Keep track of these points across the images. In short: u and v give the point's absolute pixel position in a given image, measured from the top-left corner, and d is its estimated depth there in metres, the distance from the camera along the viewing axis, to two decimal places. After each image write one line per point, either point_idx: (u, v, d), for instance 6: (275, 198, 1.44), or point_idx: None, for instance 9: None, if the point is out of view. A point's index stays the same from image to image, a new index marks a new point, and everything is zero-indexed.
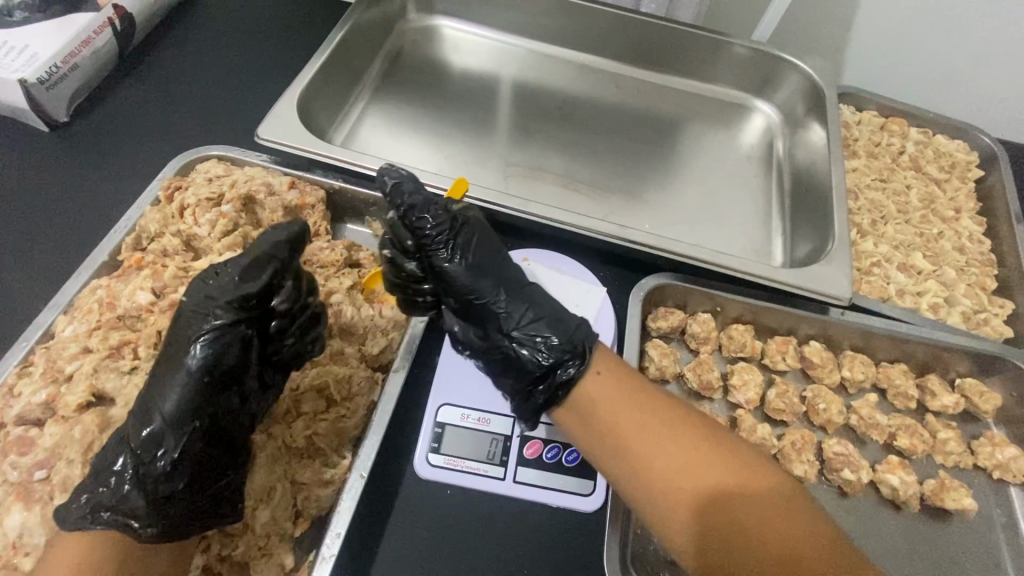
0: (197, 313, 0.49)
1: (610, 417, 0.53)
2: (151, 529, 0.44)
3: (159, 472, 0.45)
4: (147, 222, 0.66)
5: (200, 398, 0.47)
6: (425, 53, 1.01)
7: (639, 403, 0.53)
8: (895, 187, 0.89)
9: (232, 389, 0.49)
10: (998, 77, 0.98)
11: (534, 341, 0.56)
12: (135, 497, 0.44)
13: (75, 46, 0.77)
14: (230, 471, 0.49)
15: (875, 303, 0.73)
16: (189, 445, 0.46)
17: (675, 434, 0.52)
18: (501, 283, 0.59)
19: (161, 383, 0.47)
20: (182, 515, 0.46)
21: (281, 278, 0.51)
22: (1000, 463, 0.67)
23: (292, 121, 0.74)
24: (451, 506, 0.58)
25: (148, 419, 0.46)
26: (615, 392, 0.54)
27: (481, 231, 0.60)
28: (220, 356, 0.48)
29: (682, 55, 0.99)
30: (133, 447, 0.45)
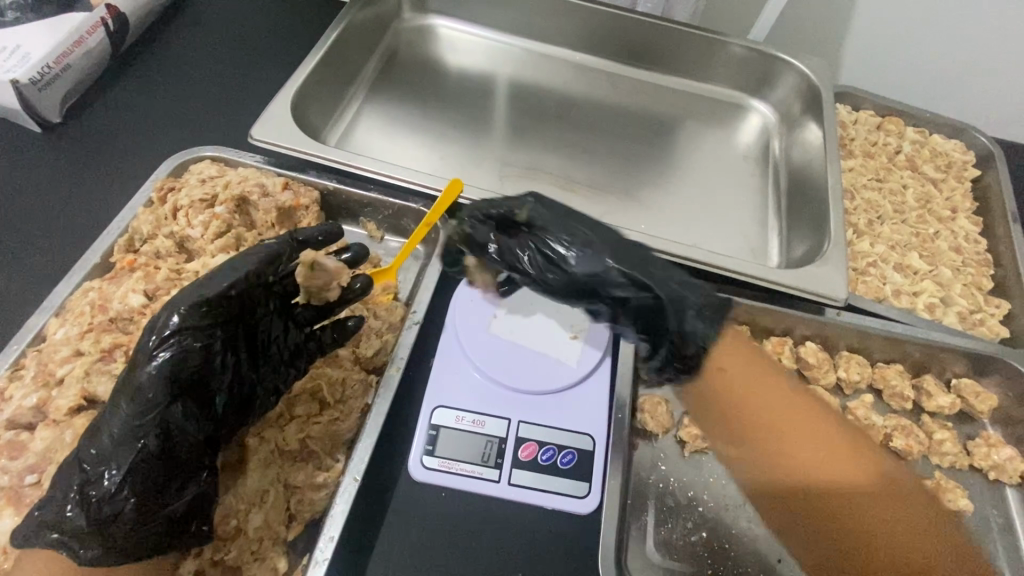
0: (151, 328, 0.48)
1: (742, 393, 0.60)
2: (92, 552, 0.44)
3: (101, 491, 0.45)
4: (139, 223, 0.65)
5: (146, 416, 0.46)
6: (420, 53, 1.01)
7: (759, 371, 0.61)
8: (891, 187, 0.89)
9: (185, 405, 0.48)
10: (996, 76, 0.98)
11: (685, 319, 0.61)
12: (75, 519, 0.44)
13: (67, 46, 0.76)
14: (180, 493, 0.47)
15: (871, 304, 0.72)
16: (133, 465, 0.45)
17: (795, 411, 0.57)
18: (612, 253, 0.60)
19: (113, 399, 0.47)
20: (126, 537, 0.45)
21: (243, 291, 0.51)
22: (996, 463, 0.67)
23: (285, 122, 0.74)
24: (445, 509, 0.58)
25: (98, 436, 0.46)
26: (743, 362, 0.62)
27: (559, 218, 0.62)
28: (170, 371, 0.47)
29: (678, 54, 0.98)
30: (83, 464, 0.46)
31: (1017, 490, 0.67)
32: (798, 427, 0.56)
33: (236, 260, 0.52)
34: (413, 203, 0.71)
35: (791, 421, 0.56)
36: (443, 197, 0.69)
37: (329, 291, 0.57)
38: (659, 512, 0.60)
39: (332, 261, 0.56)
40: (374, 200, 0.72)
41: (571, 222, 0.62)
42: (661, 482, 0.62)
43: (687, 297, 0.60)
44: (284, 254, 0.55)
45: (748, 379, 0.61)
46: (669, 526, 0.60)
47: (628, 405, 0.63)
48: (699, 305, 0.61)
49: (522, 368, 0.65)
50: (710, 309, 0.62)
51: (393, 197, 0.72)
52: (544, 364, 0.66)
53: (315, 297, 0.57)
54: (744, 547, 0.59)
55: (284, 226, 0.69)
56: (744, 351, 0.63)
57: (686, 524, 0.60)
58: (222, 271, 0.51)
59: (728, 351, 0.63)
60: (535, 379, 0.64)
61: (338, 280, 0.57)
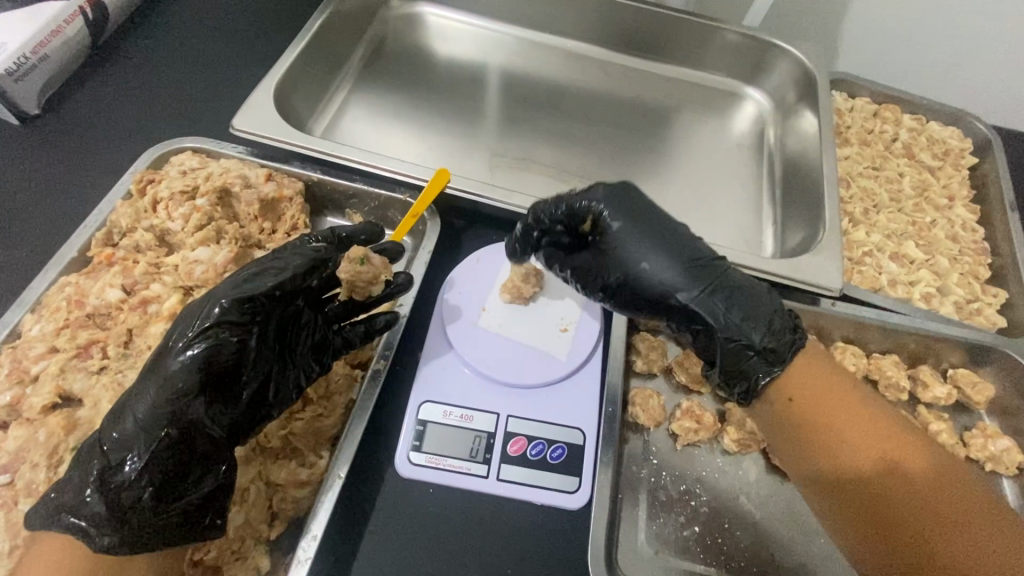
0: (190, 316, 0.47)
1: (806, 398, 0.54)
2: (108, 539, 0.42)
3: (124, 478, 0.43)
4: (117, 217, 0.63)
5: (173, 404, 0.44)
6: (409, 42, 0.99)
7: (833, 391, 0.53)
8: (887, 175, 0.88)
9: (211, 398, 0.46)
10: (994, 62, 0.96)
11: (746, 348, 0.54)
12: (94, 504, 0.42)
13: (44, 36, 0.73)
14: (198, 486, 0.45)
15: (867, 294, 0.71)
16: (154, 453, 0.43)
17: (885, 436, 0.50)
18: (679, 269, 0.57)
19: (141, 384, 0.45)
20: (143, 526, 0.43)
21: (284, 288, 0.50)
22: (993, 454, 0.66)
23: (267, 112, 0.72)
24: (432, 506, 0.57)
25: (121, 419, 0.44)
26: (817, 380, 0.54)
27: (628, 220, 0.59)
28: (205, 360, 0.45)
29: (672, 40, 0.96)
30: (104, 448, 0.44)
31: (1013, 480, 0.66)
32: (891, 462, 0.49)
33: (279, 258, 0.52)
34: (399, 193, 0.70)
35: (879, 450, 0.50)
36: (429, 187, 0.68)
37: (375, 286, 0.58)
38: (652, 506, 0.59)
39: (377, 256, 0.59)
40: (360, 190, 0.70)
41: (640, 225, 0.59)
42: (652, 477, 0.61)
43: (754, 329, 0.54)
44: (326, 261, 0.54)
45: (826, 406, 0.53)
46: (661, 520, 0.58)
47: (619, 398, 0.61)
48: (769, 335, 0.54)
49: (511, 362, 0.64)
50: (782, 335, 0.55)
51: (380, 187, 0.70)
52: (532, 357, 0.64)
53: (359, 294, 0.59)
54: (737, 543, 0.58)
55: (267, 218, 0.67)
56: (811, 366, 0.55)
57: (679, 519, 0.59)
58: (268, 268, 0.51)
59: (794, 368, 0.55)
60: (520, 371, 0.63)
61: (383, 275, 0.59)
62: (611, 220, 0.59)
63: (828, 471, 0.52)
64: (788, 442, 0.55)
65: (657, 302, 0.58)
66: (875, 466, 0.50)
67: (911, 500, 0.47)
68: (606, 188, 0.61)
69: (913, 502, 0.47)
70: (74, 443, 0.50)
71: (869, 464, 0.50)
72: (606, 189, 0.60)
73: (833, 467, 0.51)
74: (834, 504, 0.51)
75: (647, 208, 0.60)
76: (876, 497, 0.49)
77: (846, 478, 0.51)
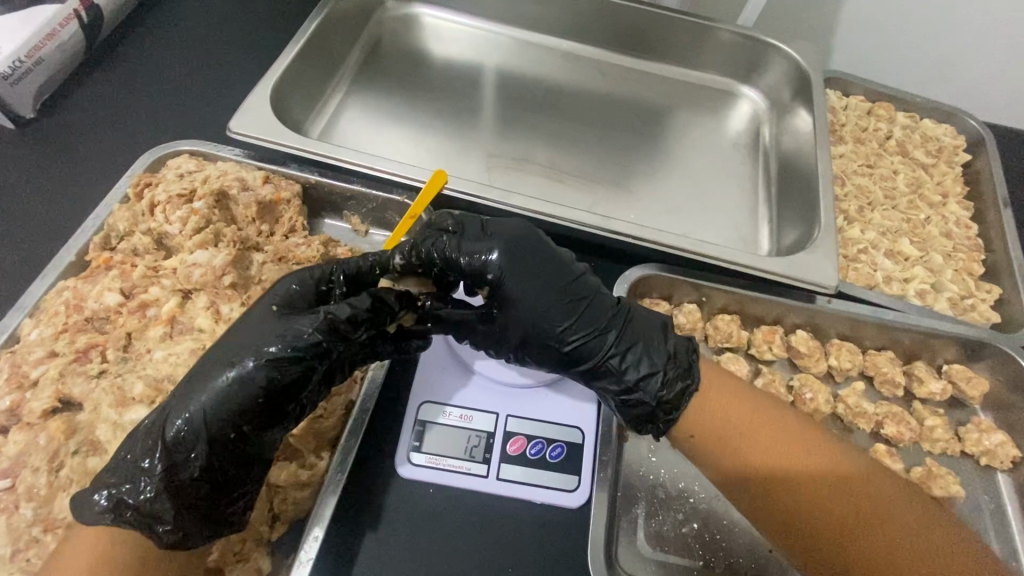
0: (267, 325, 0.48)
1: (718, 424, 0.55)
2: (170, 534, 0.43)
3: (190, 475, 0.44)
4: (115, 220, 0.64)
5: (243, 414, 0.45)
6: (405, 43, 0.99)
7: (748, 413, 0.55)
8: (882, 172, 0.89)
9: (273, 413, 0.46)
10: (986, 59, 0.97)
11: (645, 404, 0.55)
12: (159, 500, 0.43)
13: (39, 40, 0.73)
14: (249, 483, 0.47)
15: (861, 290, 0.72)
16: (217, 452, 0.45)
17: (792, 454, 0.52)
18: (571, 326, 0.55)
19: (206, 384, 0.45)
20: (198, 521, 0.45)
21: (349, 335, 0.49)
22: (987, 449, 0.66)
23: (264, 115, 0.72)
24: (433, 506, 0.57)
25: (185, 409, 0.44)
26: (725, 407, 0.56)
27: (525, 281, 0.55)
28: (276, 377, 0.46)
29: (668, 40, 0.97)
30: (165, 445, 0.44)
31: (1008, 474, 0.67)
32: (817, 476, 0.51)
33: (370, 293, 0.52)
34: (397, 195, 0.70)
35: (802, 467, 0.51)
36: (427, 188, 0.67)
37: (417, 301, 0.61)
38: (650, 504, 0.60)
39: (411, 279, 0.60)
40: (358, 192, 0.70)
41: (530, 279, 0.55)
42: (651, 474, 0.62)
43: (649, 385, 0.55)
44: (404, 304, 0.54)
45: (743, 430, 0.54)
46: (660, 518, 0.59)
47: None
48: (665, 389, 0.55)
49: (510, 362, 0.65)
50: (678, 386, 0.55)
51: (379, 189, 0.70)
52: None
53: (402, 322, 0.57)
54: (735, 539, 0.58)
55: (265, 221, 0.67)
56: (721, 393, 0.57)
57: (677, 516, 0.59)
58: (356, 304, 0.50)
59: (702, 404, 0.56)
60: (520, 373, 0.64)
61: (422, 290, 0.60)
62: (499, 278, 0.55)
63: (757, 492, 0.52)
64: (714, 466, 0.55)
65: (565, 362, 0.57)
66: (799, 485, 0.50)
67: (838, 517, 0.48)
68: (497, 247, 0.56)
69: (847, 518, 0.48)
70: (74, 448, 0.50)
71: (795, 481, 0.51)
72: (500, 250, 0.55)
73: (763, 492, 0.51)
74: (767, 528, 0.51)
75: (541, 262, 0.56)
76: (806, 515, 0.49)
77: (782, 496, 0.50)
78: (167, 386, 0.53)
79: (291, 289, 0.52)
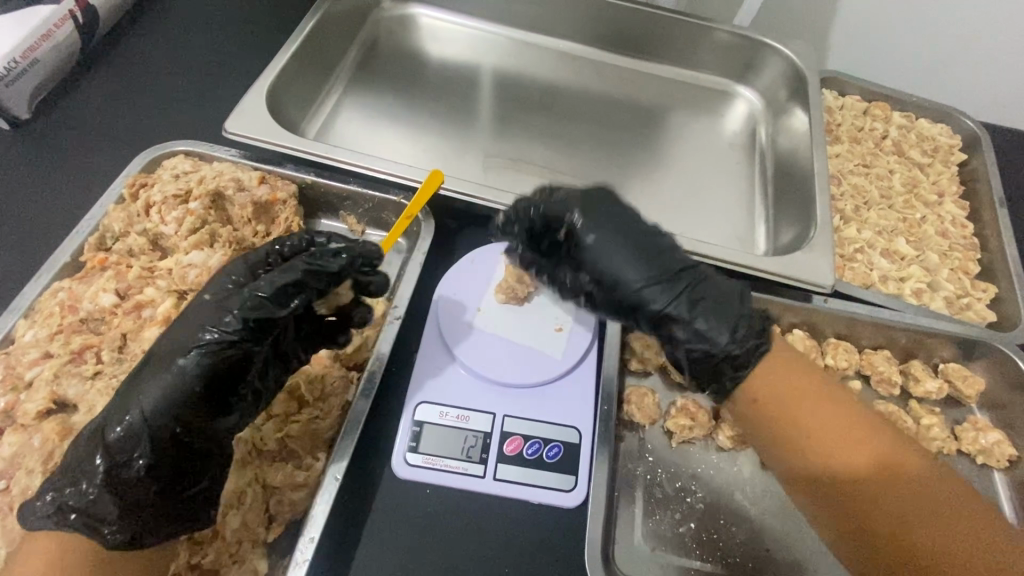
0: (194, 323, 0.47)
1: (780, 413, 0.53)
2: (120, 535, 0.43)
3: (133, 475, 0.43)
4: (110, 221, 0.63)
5: (182, 407, 0.45)
6: (402, 44, 0.99)
7: (815, 402, 0.53)
8: (878, 172, 0.89)
9: (215, 402, 0.47)
10: (981, 59, 0.97)
11: (711, 355, 0.54)
12: (104, 502, 0.43)
13: (33, 41, 0.73)
14: (200, 479, 0.47)
15: (858, 290, 0.72)
16: (159, 450, 0.44)
17: (857, 445, 0.51)
18: (641, 275, 0.56)
19: (142, 386, 0.45)
20: (145, 521, 0.44)
21: (275, 303, 0.48)
22: (984, 447, 0.67)
23: (259, 114, 0.72)
24: (430, 507, 0.57)
25: (126, 410, 0.44)
26: (790, 391, 0.54)
27: (601, 229, 0.57)
28: (215, 365, 0.46)
29: (664, 40, 0.97)
30: (106, 445, 0.43)
31: (1004, 473, 0.67)
32: (894, 471, 0.49)
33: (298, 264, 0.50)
34: (393, 195, 0.70)
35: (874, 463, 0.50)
36: (422, 189, 0.66)
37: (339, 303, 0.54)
38: (647, 504, 0.60)
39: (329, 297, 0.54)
40: (354, 192, 0.70)
41: (605, 227, 0.57)
42: (648, 474, 0.62)
43: (718, 337, 0.54)
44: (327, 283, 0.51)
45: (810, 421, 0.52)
46: (657, 517, 0.59)
47: (614, 396, 0.62)
48: (734, 343, 0.54)
49: (505, 363, 0.64)
50: (747, 342, 0.54)
51: (375, 189, 0.70)
52: (525, 357, 0.65)
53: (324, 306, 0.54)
54: (733, 538, 0.58)
55: (261, 221, 0.67)
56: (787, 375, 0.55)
57: (674, 515, 0.59)
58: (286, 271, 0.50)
59: (767, 383, 0.54)
60: (518, 372, 0.63)
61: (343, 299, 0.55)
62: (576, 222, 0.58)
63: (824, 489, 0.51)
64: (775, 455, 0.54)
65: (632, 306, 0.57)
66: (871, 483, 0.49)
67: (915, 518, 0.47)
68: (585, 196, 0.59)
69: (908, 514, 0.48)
70: (68, 449, 0.49)
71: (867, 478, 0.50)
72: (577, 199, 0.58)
73: (834, 487, 0.51)
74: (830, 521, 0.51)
75: (619, 215, 0.58)
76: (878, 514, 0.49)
77: (844, 490, 0.50)
78: None
79: (226, 285, 0.50)
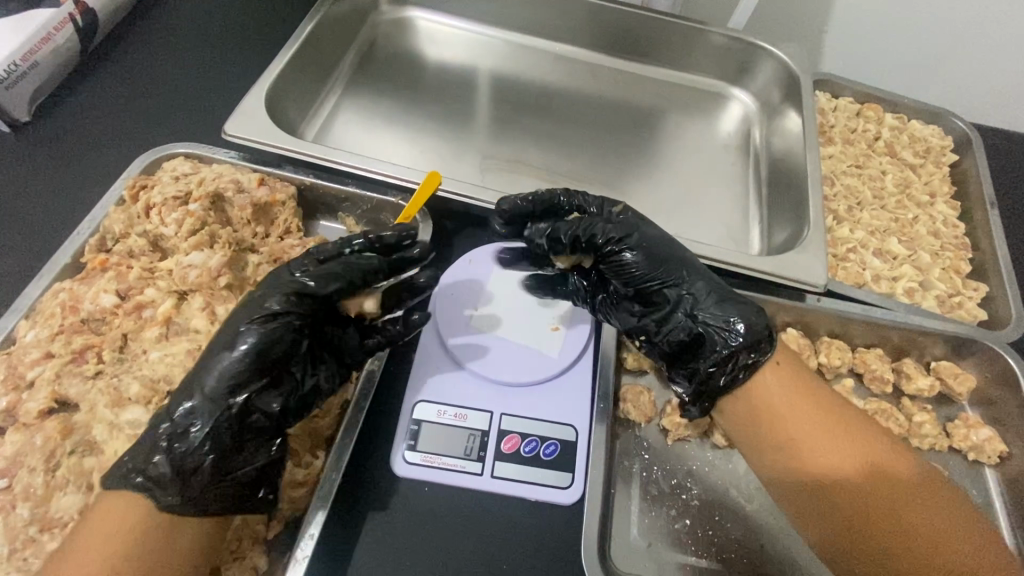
0: (257, 303, 0.52)
1: (773, 411, 0.56)
2: (170, 498, 0.46)
3: (190, 445, 0.47)
4: (111, 223, 0.64)
5: (244, 382, 0.49)
6: (400, 46, 1.00)
7: (809, 402, 0.56)
8: (871, 173, 0.90)
9: (274, 375, 0.50)
10: (972, 60, 0.98)
11: (716, 330, 0.57)
12: (162, 466, 0.46)
13: (33, 44, 0.73)
14: (252, 458, 0.49)
15: (852, 289, 0.73)
16: (220, 425, 0.48)
17: (839, 441, 0.54)
18: (658, 264, 0.59)
19: (208, 365, 0.49)
20: (201, 489, 0.47)
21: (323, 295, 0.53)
22: (975, 444, 0.67)
23: (258, 117, 0.72)
24: (429, 505, 0.58)
25: (192, 391, 0.48)
26: (787, 392, 0.57)
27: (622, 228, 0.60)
28: (265, 344, 0.50)
29: (659, 42, 0.98)
30: (175, 416, 0.48)
31: (995, 469, 0.68)
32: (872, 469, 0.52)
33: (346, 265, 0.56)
34: (391, 197, 0.70)
35: (857, 463, 0.52)
36: (421, 189, 0.68)
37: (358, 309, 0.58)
38: (643, 500, 0.60)
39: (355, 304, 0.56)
40: (352, 194, 0.71)
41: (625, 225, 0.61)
42: (644, 471, 0.62)
43: (724, 318, 0.57)
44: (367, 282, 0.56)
45: (804, 421, 0.55)
46: (653, 514, 0.60)
47: (610, 394, 0.63)
48: (741, 328, 0.57)
49: (502, 361, 0.65)
50: (754, 331, 0.57)
51: (374, 191, 0.70)
52: (524, 356, 0.65)
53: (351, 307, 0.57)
54: (728, 534, 0.59)
55: (260, 223, 0.68)
56: (786, 376, 0.58)
57: (670, 512, 0.60)
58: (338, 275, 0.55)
59: (768, 381, 0.57)
60: (517, 371, 0.64)
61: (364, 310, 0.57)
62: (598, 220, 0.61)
63: (803, 483, 0.54)
64: (764, 457, 0.56)
65: (641, 309, 0.60)
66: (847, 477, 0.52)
67: (896, 514, 0.50)
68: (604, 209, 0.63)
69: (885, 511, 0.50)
70: (70, 448, 0.50)
71: (849, 476, 0.52)
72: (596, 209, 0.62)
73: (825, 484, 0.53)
74: (811, 525, 0.53)
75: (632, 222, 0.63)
76: (862, 515, 0.50)
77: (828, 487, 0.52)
78: (162, 386, 0.54)
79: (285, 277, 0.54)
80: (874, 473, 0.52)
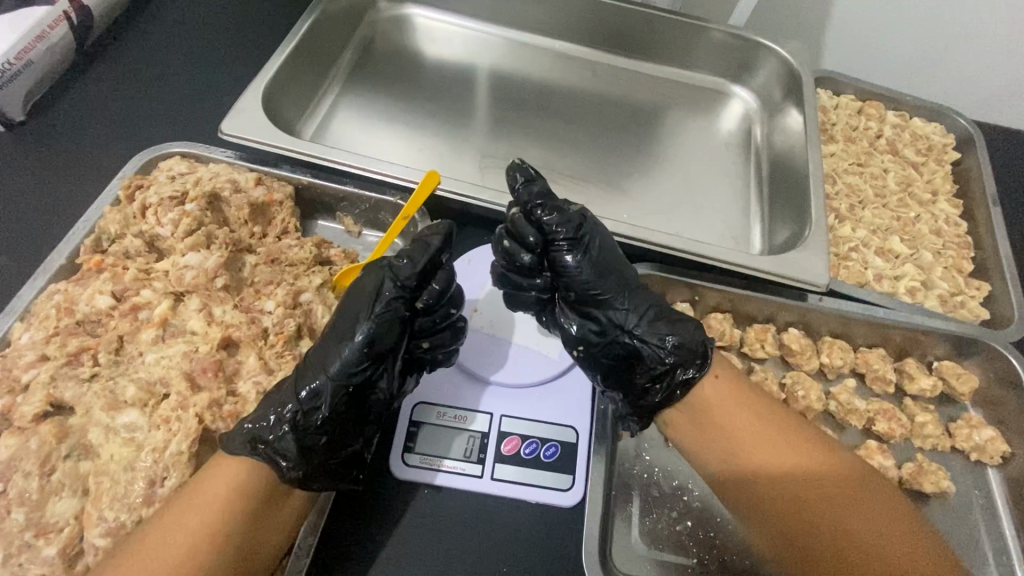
0: (366, 293, 0.54)
1: (714, 423, 0.58)
2: (294, 472, 0.49)
3: (315, 421, 0.50)
4: (106, 223, 0.63)
5: (362, 371, 0.52)
6: (398, 44, 0.99)
7: (747, 409, 0.58)
8: (873, 171, 0.89)
9: (383, 367, 0.53)
10: (974, 57, 0.98)
11: (651, 348, 0.59)
12: (287, 439, 0.49)
13: (27, 42, 0.72)
14: (357, 440, 0.53)
15: (854, 288, 0.72)
16: (337, 407, 0.51)
17: (779, 446, 0.56)
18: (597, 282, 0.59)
19: (330, 348, 0.53)
20: (319, 467, 0.50)
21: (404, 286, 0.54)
22: (977, 444, 0.67)
23: (256, 115, 0.72)
24: (428, 507, 0.57)
25: (314, 373, 0.52)
26: (728, 402, 0.58)
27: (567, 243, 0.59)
28: (373, 338, 0.52)
29: (660, 40, 0.97)
30: (299, 395, 0.51)
31: (998, 470, 0.67)
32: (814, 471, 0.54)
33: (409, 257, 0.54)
34: (390, 197, 0.70)
35: (804, 463, 0.55)
36: (420, 188, 0.65)
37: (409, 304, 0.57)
38: (644, 502, 0.60)
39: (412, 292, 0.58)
40: (350, 194, 0.70)
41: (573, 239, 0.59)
42: (645, 473, 0.62)
43: (655, 342, 0.59)
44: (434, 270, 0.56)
45: (749, 429, 0.57)
46: (654, 516, 0.59)
47: None
48: (672, 351, 0.59)
49: (506, 362, 0.65)
50: (689, 353, 0.59)
51: (371, 190, 0.70)
52: (524, 357, 0.65)
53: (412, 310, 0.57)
54: (732, 536, 0.58)
55: (258, 223, 0.67)
56: (727, 387, 0.60)
57: (671, 514, 0.59)
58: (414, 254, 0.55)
59: (708, 393, 0.59)
60: (518, 372, 0.64)
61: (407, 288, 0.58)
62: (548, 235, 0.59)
63: (754, 492, 0.55)
64: (714, 469, 0.57)
65: (579, 320, 0.62)
66: (793, 480, 0.54)
67: (839, 511, 0.52)
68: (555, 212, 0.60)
69: (833, 511, 0.52)
70: (65, 452, 0.50)
71: (793, 479, 0.54)
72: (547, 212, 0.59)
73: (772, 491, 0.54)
74: (765, 533, 0.54)
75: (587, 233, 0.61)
76: (810, 515, 0.52)
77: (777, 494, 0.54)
78: (159, 389, 0.54)
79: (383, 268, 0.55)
80: (814, 474, 0.54)
